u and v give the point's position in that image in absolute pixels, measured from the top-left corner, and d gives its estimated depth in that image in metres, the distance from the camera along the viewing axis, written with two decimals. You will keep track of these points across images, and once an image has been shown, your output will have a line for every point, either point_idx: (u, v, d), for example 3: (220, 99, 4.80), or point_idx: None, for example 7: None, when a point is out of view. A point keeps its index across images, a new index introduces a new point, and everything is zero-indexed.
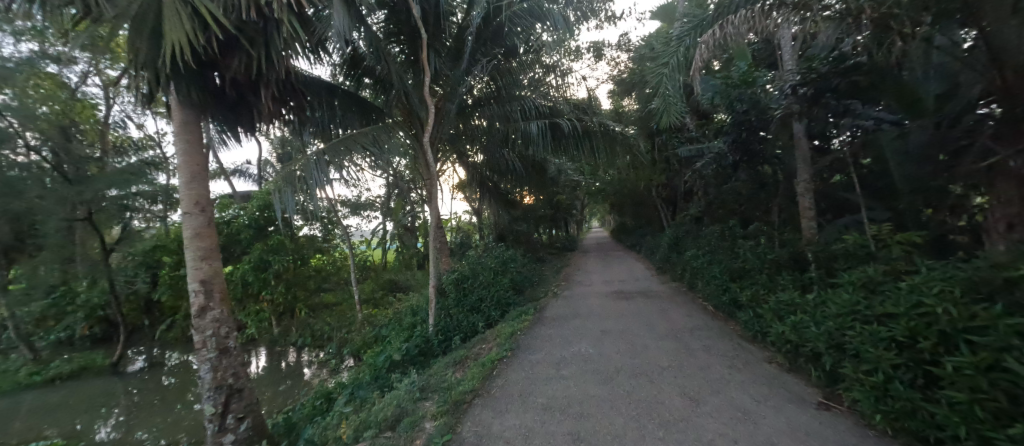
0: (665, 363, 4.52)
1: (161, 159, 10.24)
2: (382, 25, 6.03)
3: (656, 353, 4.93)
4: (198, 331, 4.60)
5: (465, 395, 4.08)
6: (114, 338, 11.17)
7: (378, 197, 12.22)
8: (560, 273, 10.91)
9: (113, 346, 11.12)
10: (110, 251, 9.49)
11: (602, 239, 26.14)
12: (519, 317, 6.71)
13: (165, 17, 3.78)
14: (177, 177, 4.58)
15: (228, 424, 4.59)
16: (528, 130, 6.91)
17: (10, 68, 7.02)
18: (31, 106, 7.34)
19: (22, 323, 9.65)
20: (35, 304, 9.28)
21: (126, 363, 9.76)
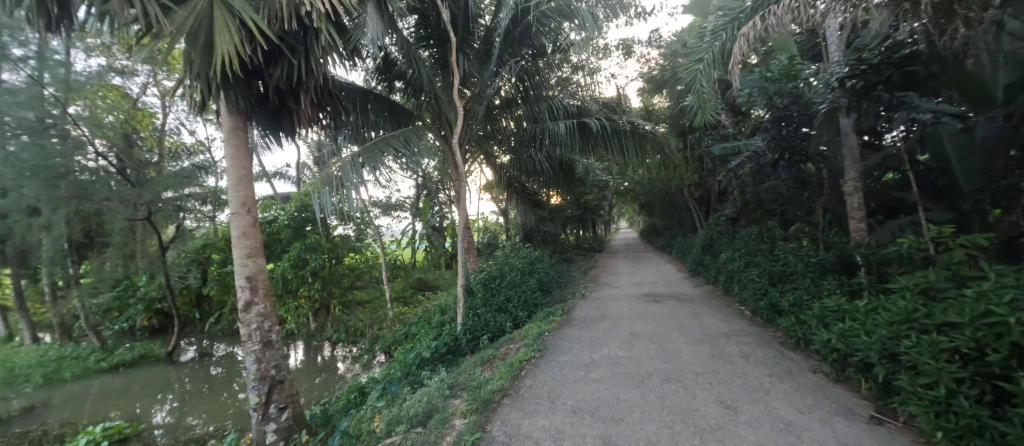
0: (699, 369, 4.37)
1: (210, 162, 10.95)
2: (413, 30, 6.21)
3: (690, 358, 4.77)
4: (244, 324, 4.88)
5: (494, 394, 4.12)
6: (169, 329, 12.05)
7: (408, 198, 12.52)
8: (587, 274, 10.78)
9: (167, 336, 11.99)
10: (166, 248, 10.15)
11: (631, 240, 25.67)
12: (547, 318, 6.69)
13: (217, 30, 4.08)
14: (226, 179, 4.88)
15: (271, 413, 4.85)
16: (557, 130, 6.91)
17: (81, 81, 8.03)
18: (98, 115, 8.27)
19: (91, 313, 10.58)
20: (102, 296, 10.17)
21: (180, 352, 10.51)
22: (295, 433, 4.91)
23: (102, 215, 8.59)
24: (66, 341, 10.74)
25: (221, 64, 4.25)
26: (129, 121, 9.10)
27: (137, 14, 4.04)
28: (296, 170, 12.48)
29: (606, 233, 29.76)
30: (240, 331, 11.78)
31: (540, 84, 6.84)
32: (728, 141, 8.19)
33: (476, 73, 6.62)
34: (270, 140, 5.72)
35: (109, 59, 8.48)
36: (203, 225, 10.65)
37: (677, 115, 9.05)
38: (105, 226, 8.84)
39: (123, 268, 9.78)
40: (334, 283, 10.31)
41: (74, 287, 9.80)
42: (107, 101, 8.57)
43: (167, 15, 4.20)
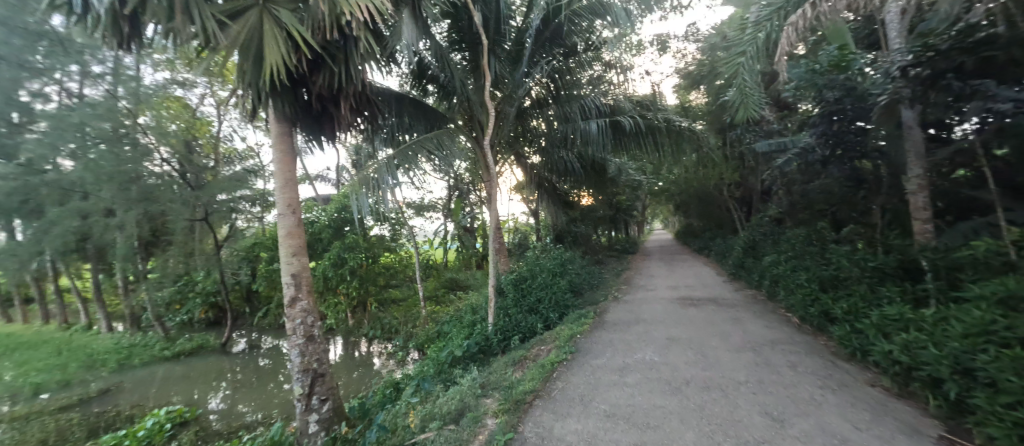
0: (742, 378, 4.15)
1: (260, 166, 11.70)
2: (446, 34, 6.34)
3: (731, 366, 4.54)
4: (290, 319, 5.17)
5: (526, 395, 4.13)
6: (223, 322, 12.94)
7: (440, 199, 12.78)
8: (620, 276, 10.55)
9: (222, 328, 12.89)
10: (220, 247, 10.79)
11: (666, 241, 24.88)
12: (579, 320, 6.59)
13: (267, 42, 4.36)
14: (274, 182, 5.19)
15: (314, 404, 5.11)
16: (590, 129, 6.71)
17: (149, 90, 8.82)
18: (163, 124, 9.06)
19: (157, 305, 11.59)
20: (166, 289, 11.11)
21: (232, 344, 11.27)
22: (336, 424, 5.14)
23: (167, 216, 9.39)
24: (136, 331, 11.79)
25: (270, 74, 4.54)
26: (189, 129, 9.87)
27: (199, 31, 4.38)
28: (336, 172, 13.06)
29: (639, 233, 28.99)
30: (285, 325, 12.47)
31: (572, 84, 6.81)
32: (772, 138, 7.74)
33: (507, 74, 6.66)
34: (313, 145, 6.02)
35: (172, 73, 9.25)
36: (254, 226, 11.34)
37: (716, 111, 8.65)
38: (169, 226, 9.66)
39: (184, 265, 10.61)
40: (370, 281, 10.70)
41: (143, 281, 10.75)
42: (169, 111, 9.36)
43: (223, 30, 4.53)
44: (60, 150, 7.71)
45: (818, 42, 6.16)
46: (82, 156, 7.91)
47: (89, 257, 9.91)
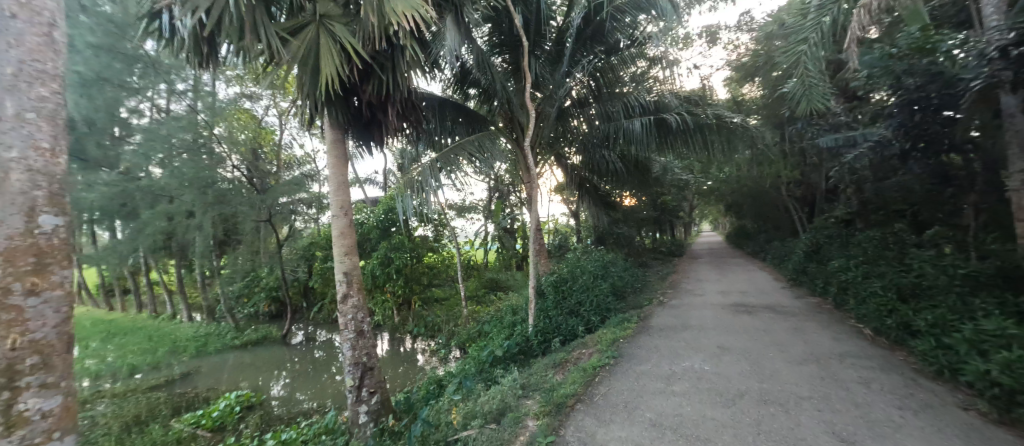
0: (804, 394, 3.83)
1: (316, 171, 12.45)
2: (487, 38, 6.47)
3: (791, 380, 4.20)
4: (342, 314, 5.49)
5: (567, 398, 4.09)
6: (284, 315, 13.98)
7: (481, 200, 12.97)
8: (666, 279, 10.14)
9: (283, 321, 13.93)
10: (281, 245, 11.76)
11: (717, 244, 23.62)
12: (621, 325, 6.41)
13: (323, 55, 4.68)
14: (328, 185, 5.53)
15: (363, 396, 5.37)
16: (632, 128, 6.55)
17: (222, 104, 9.82)
18: (235, 135, 10.11)
19: (229, 298, 12.76)
20: (236, 284, 12.24)
21: (292, 336, 12.15)
22: (383, 417, 5.37)
23: (238, 218, 10.34)
24: (212, 321, 13.05)
25: (325, 84, 4.86)
26: (255, 138, 10.78)
27: (265, 49, 4.79)
28: (383, 176, 13.70)
29: (687, 236, 27.66)
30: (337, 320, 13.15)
31: (614, 82, 6.73)
32: (839, 132, 7.08)
33: (548, 75, 6.65)
34: (362, 150, 6.35)
35: (241, 87, 10.15)
36: (311, 227, 12.11)
37: (773, 104, 8.03)
38: (240, 227, 10.63)
39: (251, 262, 11.60)
40: (415, 280, 11.10)
41: (218, 277, 11.87)
42: (238, 122, 10.28)
43: (285, 46, 4.91)
44: (150, 158, 8.57)
45: (895, 23, 5.54)
46: (168, 164, 8.91)
47: (173, 254, 11.12)
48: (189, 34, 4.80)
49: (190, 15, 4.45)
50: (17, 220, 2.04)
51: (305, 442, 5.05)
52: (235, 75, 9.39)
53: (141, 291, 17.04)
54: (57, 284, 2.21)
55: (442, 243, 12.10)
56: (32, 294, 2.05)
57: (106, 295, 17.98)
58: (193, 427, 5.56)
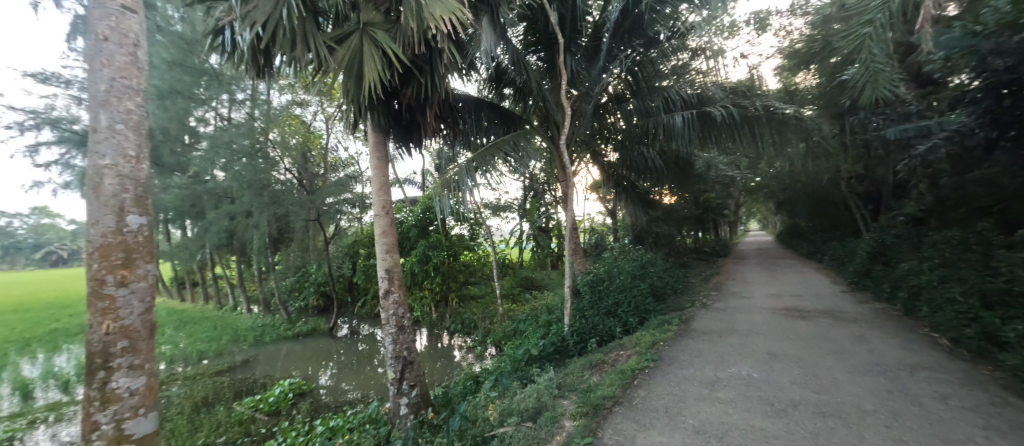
0: (868, 407, 3.52)
1: (360, 172, 12.92)
2: (522, 37, 6.50)
3: (854, 391, 3.86)
4: (384, 310, 5.72)
5: (605, 400, 4.03)
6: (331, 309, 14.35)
7: (516, 199, 12.99)
8: (710, 281, 9.69)
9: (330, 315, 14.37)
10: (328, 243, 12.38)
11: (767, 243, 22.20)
12: (661, 327, 6.20)
13: (366, 62, 4.90)
14: (370, 186, 5.76)
15: (404, 388, 5.57)
16: (673, 123, 6.31)
17: (276, 111, 10.53)
18: (287, 139, 10.81)
19: (282, 292, 13.68)
20: (289, 279, 13.11)
21: (338, 329, 12.80)
22: (423, 409, 5.56)
23: (291, 217, 11.04)
24: (268, 313, 14.05)
25: (367, 89, 5.07)
26: (304, 142, 11.48)
27: (313, 59, 5.08)
28: (422, 176, 14.03)
29: (733, 235, 26.20)
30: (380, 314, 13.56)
31: (654, 76, 6.44)
32: (909, 121, 6.43)
33: (584, 72, 6.61)
34: (402, 152, 6.57)
35: (293, 95, 10.84)
36: (355, 226, 12.67)
37: (833, 93, 7.40)
38: (293, 226, 11.36)
39: (301, 258, 12.36)
40: (452, 278, 11.33)
41: (273, 272, 12.77)
42: (289, 128, 10.98)
43: (331, 55, 5.18)
44: (215, 162, 9.59)
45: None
46: (230, 168, 9.80)
47: (235, 250, 12.09)
48: (249, 47, 5.18)
49: (249, 29, 4.81)
50: (111, 220, 2.71)
51: (351, 430, 5.32)
52: (287, 83, 10.03)
53: (207, 284, 18.65)
54: (146, 273, 2.86)
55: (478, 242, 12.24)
56: (122, 285, 2.70)
57: (179, 287, 19.84)
58: (253, 410, 6.08)
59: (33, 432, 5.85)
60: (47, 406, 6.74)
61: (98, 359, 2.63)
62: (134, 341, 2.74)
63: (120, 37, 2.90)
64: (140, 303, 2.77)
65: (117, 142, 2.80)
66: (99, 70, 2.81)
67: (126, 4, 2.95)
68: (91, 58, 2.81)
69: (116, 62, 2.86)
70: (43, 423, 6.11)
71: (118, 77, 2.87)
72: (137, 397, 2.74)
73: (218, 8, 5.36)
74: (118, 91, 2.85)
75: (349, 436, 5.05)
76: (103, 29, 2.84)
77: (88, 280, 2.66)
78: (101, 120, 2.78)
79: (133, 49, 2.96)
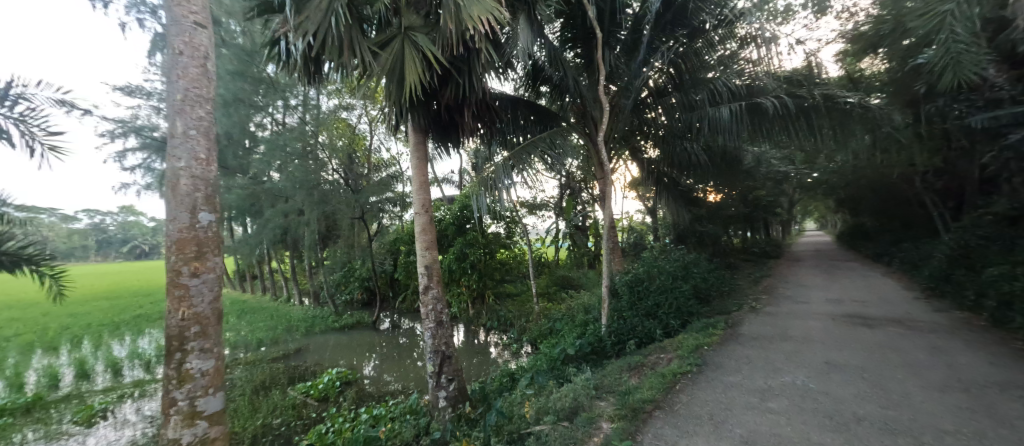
0: (948, 427, 3.15)
1: (401, 171, 13.37)
2: (559, 33, 6.47)
3: (929, 408, 3.49)
4: (423, 305, 5.89)
5: (644, 404, 3.93)
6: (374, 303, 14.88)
7: (552, 197, 12.87)
8: (761, 283, 9.11)
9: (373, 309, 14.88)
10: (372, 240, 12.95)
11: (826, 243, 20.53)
12: (705, 331, 5.93)
13: (407, 64, 5.04)
14: (410, 185, 5.93)
15: (442, 382, 5.71)
16: (719, 116, 5.99)
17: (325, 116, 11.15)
18: (335, 142, 11.41)
19: (331, 286, 14.47)
20: (336, 273, 13.92)
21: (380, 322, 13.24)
22: (461, 403, 5.68)
23: (338, 215, 11.64)
24: (318, 305, 14.93)
25: (408, 91, 5.21)
26: (350, 144, 12.05)
27: (358, 64, 5.30)
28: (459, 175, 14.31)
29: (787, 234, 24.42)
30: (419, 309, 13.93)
31: (699, 67, 6.34)
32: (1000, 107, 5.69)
33: (623, 66, 6.50)
34: (441, 152, 6.71)
35: (340, 99, 11.43)
36: (396, 224, 13.14)
37: (905, 78, 6.68)
38: (340, 223, 11.97)
39: (347, 254, 13.00)
40: (488, 275, 11.43)
41: (322, 266, 13.55)
42: (336, 130, 11.57)
43: (375, 59, 5.38)
44: (271, 165, 10.48)
45: None
46: (285, 169, 10.51)
47: (289, 246, 12.96)
48: (301, 56, 5.51)
49: (302, 39, 5.11)
50: (186, 217, 3.01)
51: (392, 419, 5.55)
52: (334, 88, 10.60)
53: (265, 277, 20.08)
54: (215, 265, 3.14)
55: (514, 240, 12.25)
56: (195, 275, 2.99)
57: (240, 279, 21.50)
58: (304, 395, 6.52)
59: (122, 405, 6.63)
60: (133, 383, 7.59)
61: (175, 341, 2.94)
62: (206, 326, 3.02)
63: (192, 50, 3.19)
64: (210, 293, 3.06)
65: (190, 146, 3.10)
66: (176, 82, 3.12)
67: (197, 20, 3.25)
68: (170, 71, 3.13)
69: (189, 73, 3.17)
70: (129, 398, 6.91)
71: (190, 87, 3.16)
72: (207, 377, 3.01)
73: (275, 21, 5.74)
74: (191, 99, 3.15)
75: (391, 425, 5.27)
76: (178, 44, 3.15)
77: (168, 270, 2.98)
78: (178, 126, 3.09)
79: (204, 61, 3.24)
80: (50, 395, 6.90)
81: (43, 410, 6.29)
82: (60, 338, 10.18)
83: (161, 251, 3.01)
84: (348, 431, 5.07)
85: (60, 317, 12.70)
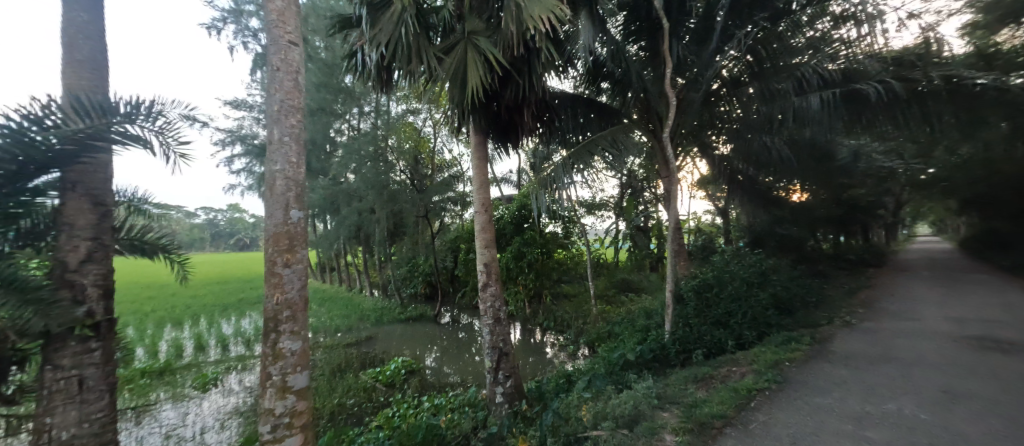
0: None
1: (463, 172, 13.79)
2: (622, 27, 6.26)
3: None
4: (483, 301, 6.03)
5: (713, 419, 3.66)
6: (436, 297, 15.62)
7: (612, 197, 12.44)
8: (858, 295, 7.99)
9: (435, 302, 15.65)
10: (435, 237, 13.59)
11: (944, 251, 17.44)
12: (786, 345, 5.35)
13: (470, 67, 5.18)
14: (471, 184, 6.05)
15: (499, 378, 5.80)
16: (807, 106, 5.37)
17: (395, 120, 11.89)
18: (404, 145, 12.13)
19: (398, 280, 15.44)
20: (402, 268, 14.86)
21: (442, 316, 13.91)
22: (517, 400, 5.71)
23: (405, 213, 12.38)
24: (387, 297, 16.01)
25: (470, 94, 5.35)
26: (416, 147, 12.69)
27: (424, 70, 5.55)
28: (518, 175, 14.45)
29: (892, 239, 21.15)
30: (478, 305, 14.28)
31: (783, 53, 5.79)
32: None
33: (693, 56, 6.12)
34: (500, 152, 6.78)
35: (407, 104, 12.11)
36: (456, 222, 13.58)
37: None
38: (406, 221, 12.71)
39: (413, 250, 13.79)
40: (545, 275, 11.41)
41: (390, 261, 14.51)
42: (404, 134, 12.24)
43: (440, 64, 5.59)
44: (348, 167, 11.48)
45: None
46: (360, 171, 11.41)
47: (362, 242, 14.05)
48: (374, 67, 5.93)
49: (376, 50, 5.50)
50: (280, 213, 3.40)
51: (452, 410, 5.78)
52: (402, 95, 11.29)
53: (342, 269, 21.96)
54: (304, 257, 3.49)
55: (572, 240, 12.06)
56: (287, 265, 3.37)
57: (323, 271, 23.80)
58: (374, 380, 7.06)
59: (229, 376, 7.73)
60: (237, 357, 8.80)
61: (271, 323, 3.33)
62: (294, 311, 3.38)
63: (287, 66, 3.59)
64: (298, 281, 3.43)
65: (284, 152, 3.49)
66: (274, 95, 3.54)
67: (291, 40, 3.63)
68: (269, 85, 3.55)
69: (284, 86, 3.58)
70: (234, 370, 8.03)
71: (285, 99, 3.57)
72: (296, 357, 3.35)
73: (353, 34, 6.21)
74: (285, 110, 3.54)
75: (451, 415, 5.50)
76: (276, 61, 3.57)
77: (266, 261, 3.38)
78: (275, 134, 3.51)
79: (296, 75, 3.63)
80: (177, 363, 8.28)
81: (170, 375, 7.54)
82: (185, 315, 12.07)
83: (262, 243, 3.44)
84: (412, 417, 5.38)
85: (186, 298, 15.09)
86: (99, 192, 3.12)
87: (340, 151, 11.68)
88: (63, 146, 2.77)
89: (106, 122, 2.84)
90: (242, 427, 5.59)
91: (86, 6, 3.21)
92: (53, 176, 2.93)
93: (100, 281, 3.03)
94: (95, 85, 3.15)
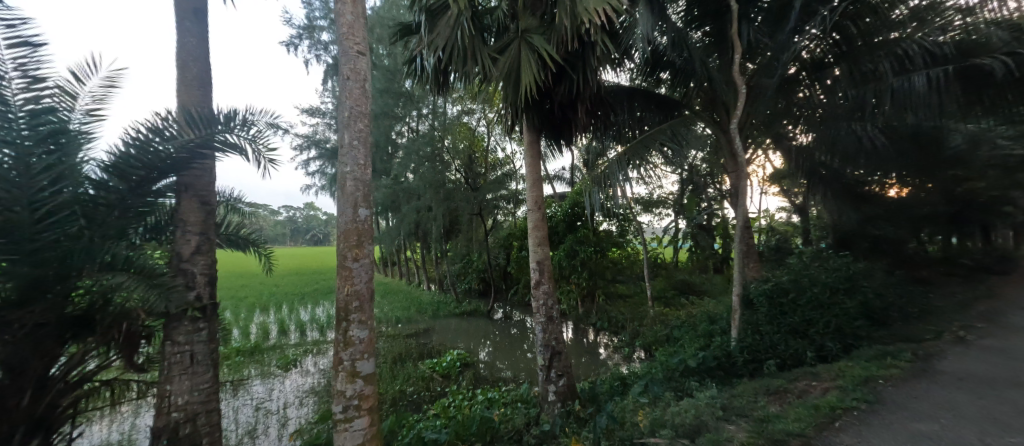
0: None
1: (516, 170, 13.88)
2: (683, 13, 5.92)
3: None
4: (535, 299, 6.01)
5: (787, 437, 3.33)
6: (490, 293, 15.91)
7: (671, 194, 11.78)
8: (977, 307, 6.77)
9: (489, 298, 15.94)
10: (489, 234, 13.88)
11: None
12: (880, 360, 4.70)
13: (523, 66, 5.16)
14: (525, 182, 6.01)
15: (552, 376, 5.72)
16: (912, 86, 4.74)
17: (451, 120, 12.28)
18: (459, 145, 12.53)
19: (455, 276, 15.96)
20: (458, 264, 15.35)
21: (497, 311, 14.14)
22: (569, 400, 5.60)
23: (462, 211, 12.74)
24: (444, 292, 16.64)
25: (524, 92, 5.32)
26: (470, 146, 12.99)
27: (478, 71, 5.61)
28: (571, 172, 14.22)
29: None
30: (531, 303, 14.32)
31: (880, 28, 5.07)
32: None
33: (767, 39, 5.60)
34: (554, 149, 6.68)
35: (462, 105, 12.45)
36: (510, 220, 13.73)
37: None
38: (462, 218, 13.12)
39: (468, 247, 14.20)
40: (600, 274, 11.13)
41: (446, 257, 15.08)
42: (459, 134, 12.58)
43: (494, 65, 5.64)
44: (408, 167, 12.12)
45: None
46: (420, 170, 11.98)
47: (421, 238, 14.74)
48: (432, 71, 6.16)
49: (434, 54, 5.71)
50: (351, 211, 3.65)
51: (505, 404, 5.86)
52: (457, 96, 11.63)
53: (404, 264, 23.26)
54: (371, 251, 3.71)
55: (628, 240, 11.60)
56: (356, 260, 3.60)
57: (388, 265, 25.41)
58: (431, 370, 7.40)
59: (306, 358, 8.54)
60: (313, 342, 9.69)
61: (342, 312, 3.60)
62: (362, 302, 3.61)
63: (356, 75, 3.84)
64: (365, 275, 3.66)
65: (354, 154, 3.75)
66: (345, 103, 3.80)
67: (359, 50, 3.87)
68: (341, 93, 3.83)
69: (353, 94, 3.82)
70: (310, 353, 8.85)
71: (355, 105, 3.81)
72: (364, 344, 3.58)
73: (413, 41, 6.50)
74: (354, 115, 3.79)
75: (503, 409, 5.56)
76: (346, 70, 3.83)
77: (338, 255, 3.65)
78: (346, 138, 3.77)
79: (364, 83, 3.87)
80: (264, 344, 9.36)
81: (259, 354, 8.53)
82: (271, 302, 13.52)
83: (334, 239, 3.72)
84: (466, 408, 5.54)
85: (273, 286, 16.92)
86: (205, 193, 3.59)
87: (401, 152, 12.39)
88: (178, 155, 3.24)
89: (211, 132, 3.29)
90: (316, 404, 6.15)
91: (197, 31, 3.70)
92: (171, 179, 3.43)
93: (206, 270, 3.50)
94: (202, 101, 3.64)
